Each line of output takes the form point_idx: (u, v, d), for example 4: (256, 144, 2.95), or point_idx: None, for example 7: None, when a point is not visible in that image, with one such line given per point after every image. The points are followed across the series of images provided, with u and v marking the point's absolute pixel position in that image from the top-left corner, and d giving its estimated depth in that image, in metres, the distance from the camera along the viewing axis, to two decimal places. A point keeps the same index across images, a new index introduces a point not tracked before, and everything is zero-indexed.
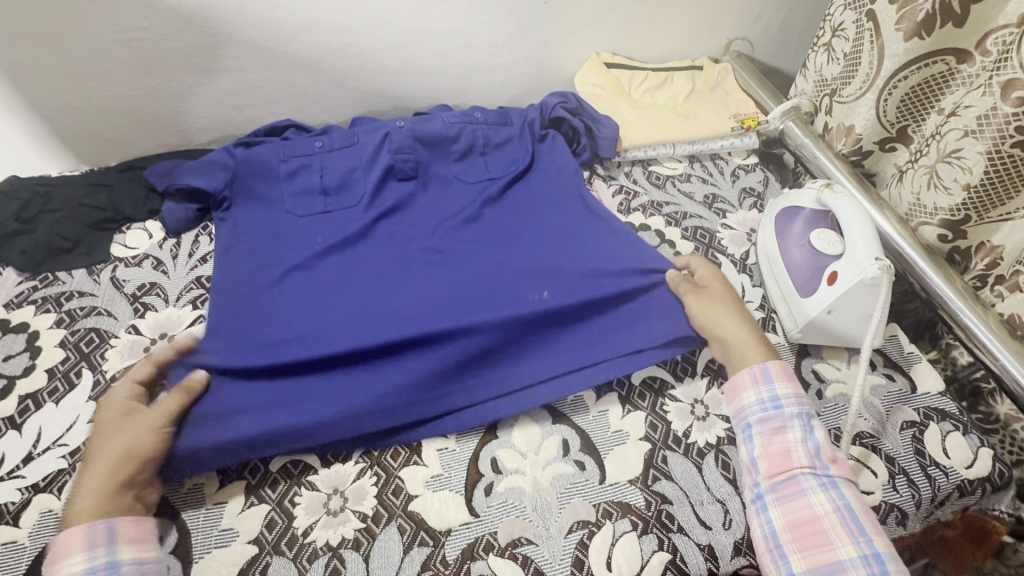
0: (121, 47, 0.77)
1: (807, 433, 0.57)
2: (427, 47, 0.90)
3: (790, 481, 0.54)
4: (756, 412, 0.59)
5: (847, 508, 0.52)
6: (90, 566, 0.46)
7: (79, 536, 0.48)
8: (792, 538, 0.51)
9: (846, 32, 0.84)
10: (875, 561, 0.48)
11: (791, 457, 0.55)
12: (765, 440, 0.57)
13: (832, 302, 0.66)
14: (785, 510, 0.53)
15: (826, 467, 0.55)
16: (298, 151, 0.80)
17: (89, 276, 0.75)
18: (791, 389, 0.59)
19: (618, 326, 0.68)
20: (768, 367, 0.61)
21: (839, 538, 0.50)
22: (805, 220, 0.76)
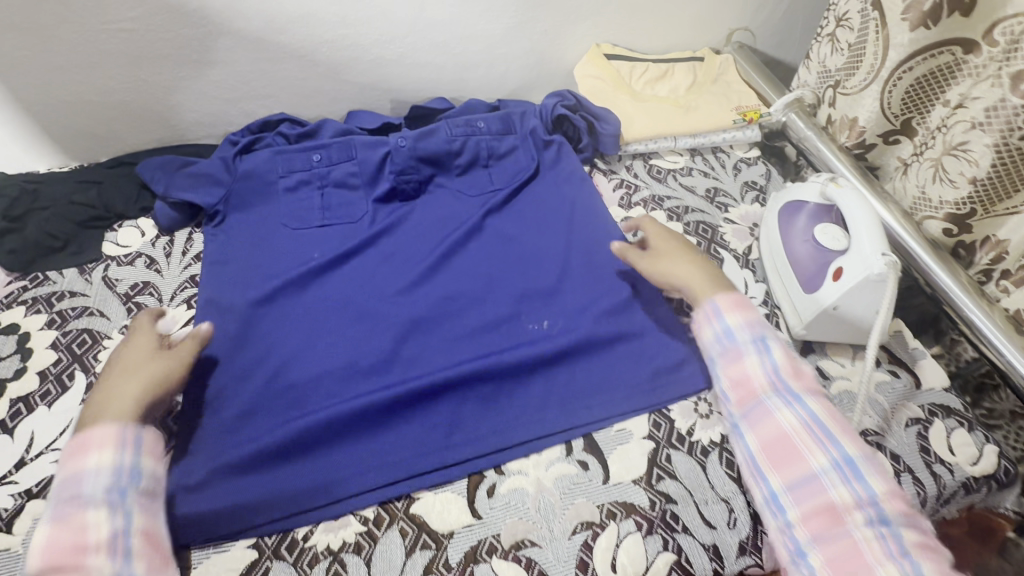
0: (108, 38, 0.75)
1: (764, 354, 0.61)
2: (423, 39, 0.88)
3: (757, 404, 0.59)
4: (717, 347, 0.64)
5: (812, 419, 0.56)
6: (118, 465, 0.50)
7: (111, 435, 0.52)
8: (767, 456, 0.56)
9: (850, 22, 0.82)
10: (844, 464, 0.53)
11: (752, 380, 0.60)
12: (729, 371, 0.62)
13: (838, 298, 0.65)
14: (757, 431, 0.57)
15: (785, 381, 0.59)
16: (296, 164, 0.81)
17: (81, 275, 0.74)
18: (743, 318, 0.64)
19: (628, 356, 0.68)
20: (717, 302, 0.65)
21: (809, 448, 0.54)
22: (808, 215, 0.75)
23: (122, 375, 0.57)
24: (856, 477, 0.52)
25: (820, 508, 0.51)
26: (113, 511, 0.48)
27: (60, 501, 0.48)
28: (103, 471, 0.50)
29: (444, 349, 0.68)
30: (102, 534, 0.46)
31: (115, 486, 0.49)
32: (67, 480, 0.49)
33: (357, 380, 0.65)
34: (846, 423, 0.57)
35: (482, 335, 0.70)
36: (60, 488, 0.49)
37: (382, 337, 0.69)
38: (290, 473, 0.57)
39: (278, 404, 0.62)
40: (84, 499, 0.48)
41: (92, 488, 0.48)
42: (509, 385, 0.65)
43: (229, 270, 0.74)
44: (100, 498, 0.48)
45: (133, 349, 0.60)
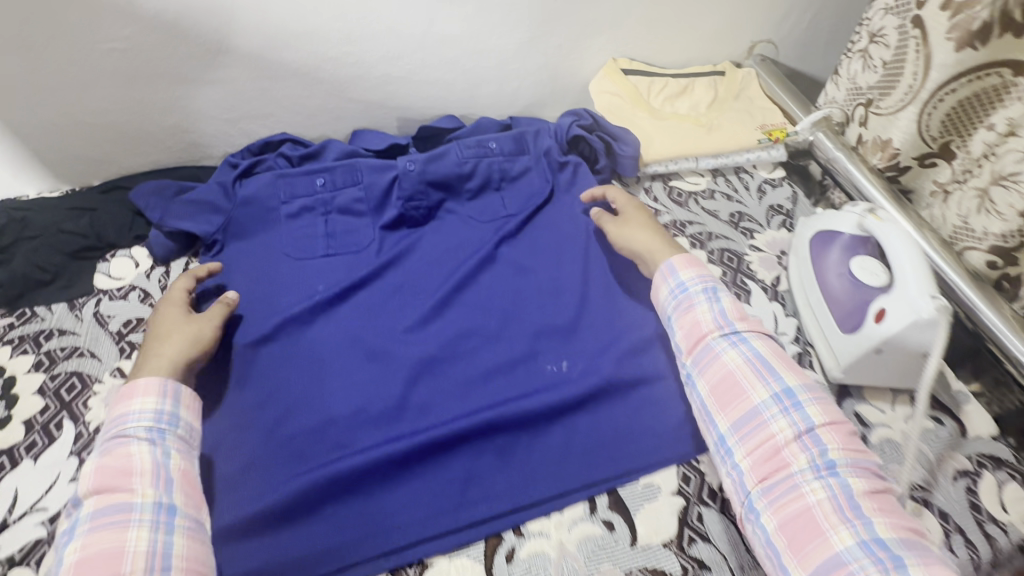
0: (99, 58, 0.71)
1: (714, 302, 0.64)
2: (432, 55, 0.83)
3: (705, 350, 0.62)
4: (671, 300, 0.67)
5: (756, 358, 0.60)
6: (158, 409, 0.55)
7: (152, 385, 0.56)
8: (715, 397, 0.60)
9: (886, 38, 0.76)
10: (782, 397, 0.57)
11: (702, 327, 0.64)
12: (681, 322, 0.65)
13: (882, 341, 0.61)
14: (706, 374, 0.61)
15: (732, 325, 0.63)
16: (298, 189, 0.77)
17: (71, 310, 0.69)
18: (695, 272, 0.67)
19: (654, 401, 0.65)
20: (672, 262, 0.68)
21: (752, 386, 0.58)
22: (842, 247, 0.71)
23: (162, 337, 0.62)
24: (796, 410, 0.56)
25: (761, 442, 0.56)
26: (154, 446, 0.53)
27: (108, 438, 0.54)
28: (145, 412, 0.55)
29: (457, 395, 0.64)
30: (145, 464, 0.51)
31: (155, 426, 0.54)
32: (113, 421, 0.55)
33: (367, 428, 0.61)
34: (790, 360, 0.61)
35: (497, 377, 0.66)
36: (108, 428, 0.54)
37: (389, 383, 0.64)
38: (296, 536, 0.54)
39: (282, 459, 0.59)
40: (128, 435, 0.53)
41: (135, 426, 0.54)
42: (527, 435, 0.61)
43: None
44: (142, 433, 0.53)
45: (170, 312, 0.64)
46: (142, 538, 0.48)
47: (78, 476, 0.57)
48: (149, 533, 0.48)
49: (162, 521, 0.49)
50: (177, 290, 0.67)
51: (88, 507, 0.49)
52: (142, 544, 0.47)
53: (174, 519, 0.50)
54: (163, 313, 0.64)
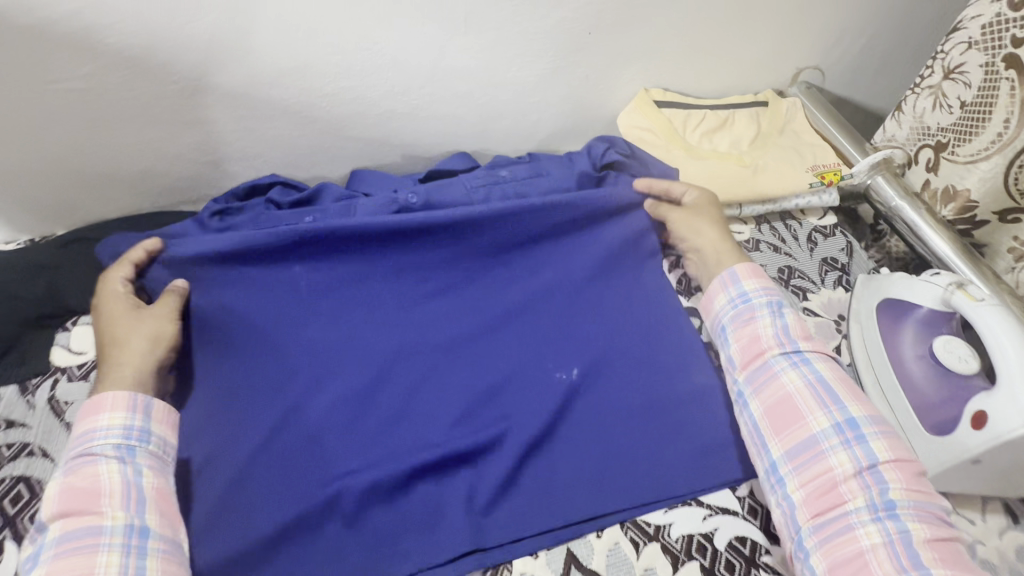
0: (55, 100, 0.60)
1: (777, 318, 0.62)
2: (443, 88, 0.73)
3: (763, 367, 0.60)
4: (729, 310, 0.65)
5: (818, 382, 0.57)
6: (127, 424, 0.51)
7: (121, 397, 0.52)
8: (768, 418, 0.57)
9: (967, 77, 0.66)
10: (846, 428, 0.54)
11: (761, 342, 0.61)
12: (738, 333, 0.63)
13: (983, 451, 0.52)
14: (760, 393, 0.58)
15: (795, 344, 0.60)
16: (285, 219, 0.68)
17: (22, 394, 0.59)
18: (758, 283, 0.65)
19: (676, 448, 0.59)
20: (736, 270, 0.66)
21: (812, 411, 0.56)
22: (920, 323, 0.62)
23: (115, 341, 0.56)
24: (859, 444, 0.53)
25: (818, 471, 0.53)
26: (123, 465, 0.49)
27: (74, 456, 0.50)
28: (113, 428, 0.51)
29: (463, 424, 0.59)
30: (113, 484, 0.48)
31: (124, 443, 0.50)
32: (80, 438, 0.51)
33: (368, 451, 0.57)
34: (854, 390, 0.58)
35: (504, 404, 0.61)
36: (74, 445, 0.51)
37: (369, 430, 0.58)
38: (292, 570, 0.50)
39: (238, 511, 0.53)
40: (95, 454, 0.49)
41: (102, 445, 0.50)
42: (514, 492, 0.55)
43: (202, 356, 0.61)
44: (110, 452, 0.50)
45: (116, 308, 0.58)
46: (111, 565, 0.44)
47: None
48: (120, 558, 0.45)
49: (134, 544, 0.46)
50: (117, 283, 0.60)
51: (53, 532, 0.45)
52: (112, 571, 0.44)
53: (147, 543, 0.46)
54: (108, 314, 0.58)
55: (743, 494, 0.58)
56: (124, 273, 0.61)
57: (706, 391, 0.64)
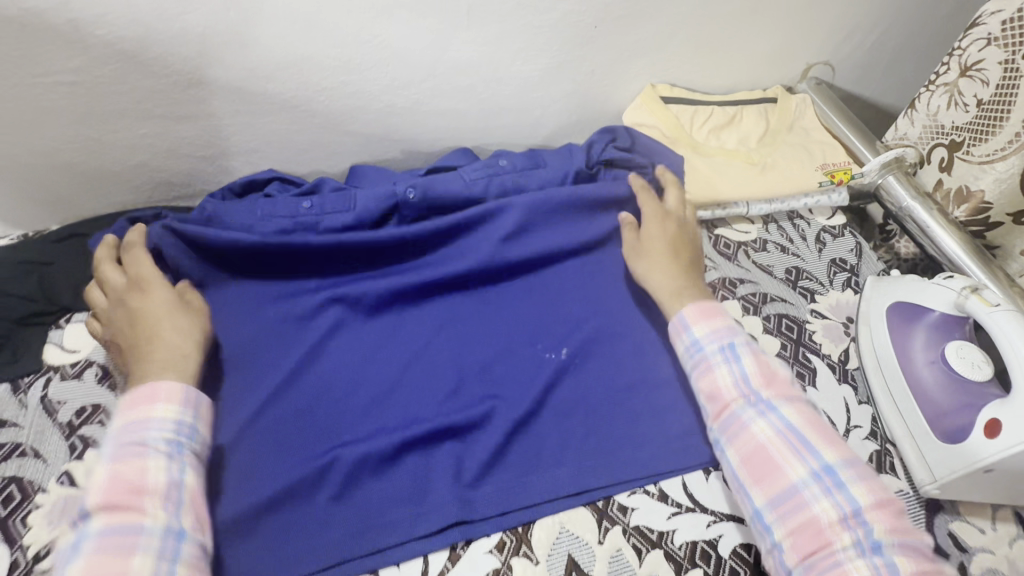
0: (46, 93, 0.59)
1: (734, 364, 0.57)
2: (445, 83, 0.71)
3: (732, 417, 0.55)
4: (687, 358, 0.60)
5: (788, 429, 0.53)
6: (178, 420, 0.50)
7: (179, 390, 0.52)
8: (748, 473, 0.52)
9: (985, 74, 0.65)
10: (823, 474, 0.50)
11: (724, 393, 0.56)
12: (699, 383, 0.58)
13: (995, 460, 0.51)
14: (736, 446, 0.53)
15: (758, 390, 0.55)
16: (281, 209, 0.68)
17: (14, 394, 0.58)
18: (710, 327, 0.60)
19: (662, 429, 0.59)
20: (684, 314, 0.61)
21: (788, 461, 0.51)
22: (932, 328, 0.61)
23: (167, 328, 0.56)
24: (839, 490, 0.49)
25: (804, 521, 0.48)
26: (171, 462, 0.48)
27: (121, 442, 0.48)
28: (166, 422, 0.50)
29: (459, 396, 0.60)
30: (158, 482, 0.46)
31: (175, 438, 0.49)
32: (130, 423, 0.49)
33: (371, 418, 0.58)
34: (829, 430, 0.54)
35: (503, 378, 0.62)
36: (122, 429, 0.49)
37: (361, 404, 0.59)
38: (306, 529, 0.51)
39: (224, 482, 0.53)
40: (145, 445, 0.48)
41: (155, 436, 0.49)
42: (501, 467, 0.56)
43: None
44: (161, 448, 0.48)
45: (155, 295, 0.57)
46: (145, 568, 0.43)
47: None
48: (157, 560, 0.43)
49: (172, 547, 0.44)
50: (145, 267, 0.59)
51: (95, 522, 0.44)
52: None
53: (182, 547, 0.45)
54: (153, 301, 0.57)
55: None
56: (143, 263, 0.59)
57: None
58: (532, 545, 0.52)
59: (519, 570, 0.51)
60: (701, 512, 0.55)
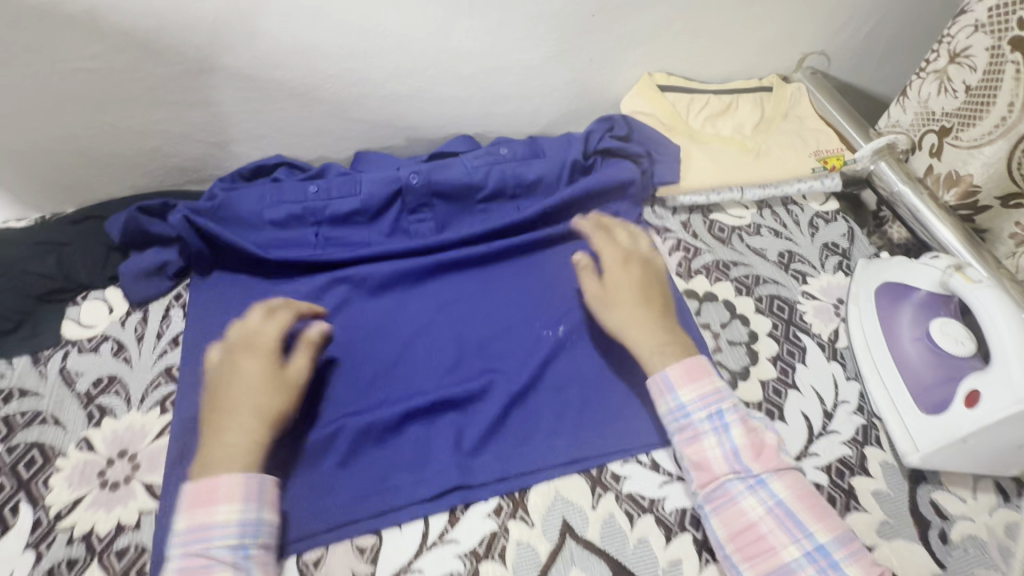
0: (65, 79, 0.61)
1: (722, 435, 0.54)
2: (447, 71, 0.73)
3: (719, 489, 0.53)
4: (671, 423, 0.56)
5: (779, 506, 0.51)
6: (242, 520, 0.47)
7: (237, 486, 0.48)
8: (737, 551, 0.50)
9: (972, 60, 0.66)
10: (817, 555, 0.48)
11: (712, 465, 0.54)
12: (685, 450, 0.55)
13: (972, 431, 0.53)
14: (723, 521, 0.51)
15: (748, 465, 0.53)
16: (288, 194, 0.70)
17: (34, 365, 0.61)
18: (696, 391, 0.56)
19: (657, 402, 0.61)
20: (668, 374, 0.57)
21: (780, 541, 0.49)
22: (917, 306, 0.62)
23: (243, 408, 0.51)
24: (834, 571, 0.47)
25: None
26: (237, 572, 0.45)
27: (189, 549, 0.46)
28: (230, 525, 0.47)
29: (460, 371, 0.63)
30: None
31: (239, 543, 0.46)
32: (194, 531, 0.46)
33: (375, 391, 0.61)
34: (819, 503, 0.52)
35: (502, 355, 0.64)
36: (187, 537, 0.46)
37: (366, 378, 0.61)
38: (317, 491, 0.54)
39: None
40: (211, 557, 0.45)
41: (219, 547, 0.46)
42: (499, 437, 0.58)
43: (205, 325, 0.64)
44: (226, 556, 0.45)
45: (252, 367, 0.53)
46: None
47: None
48: None
49: None
50: (266, 332, 0.56)
51: None
52: None
53: None
54: (248, 372, 0.53)
55: None
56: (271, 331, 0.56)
57: None
58: (528, 509, 0.55)
59: (515, 533, 0.53)
60: None
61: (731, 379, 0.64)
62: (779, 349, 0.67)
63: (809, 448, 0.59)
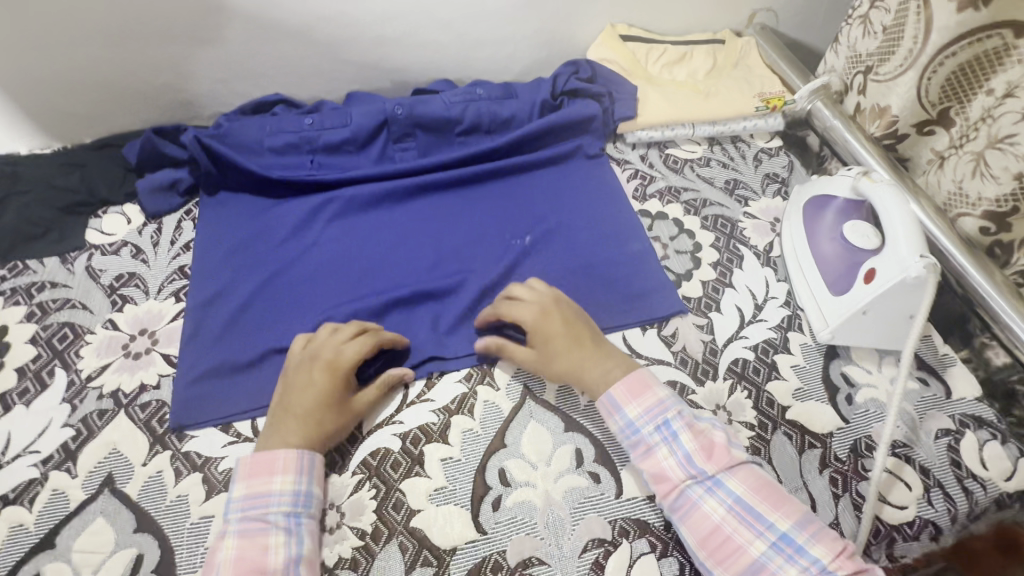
0: (89, 12, 0.70)
1: (673, 443, 0.54)
2: (428, 16, 0.82)
3: (681, 497, 0.53)
4: (625, 440, 0.57)
5: (738, 502, 0.51)
6: (296, 490, 0.51)
7: (292, 459, 0.52)
8: (709, 557, 0.50)
9: (887, 3, 0.75)
10: (783, 544, 0.48)
11: (669, 475, 0.54)
12: (642, 465, 0.55)
13: (869, 301, 0.63)
14: (690, 529, 0.51)
15: (702, 468, 0.53)
16: (286, 125, 0.79)
17: (63, 264, 0.69)
18: (640, 405, 0.57)
19: (610, 297, 0.71)
20: (613, 394, 0.58)
21: (745, 538, 0.49)
22: (836, 212, 0.71)
23: (306, 412, 0.55)
24: (802, 555, 0.48)
25: None
26: (290, 536, 0.49)
27: (246, 513, 0.49)
28: (285, 493, 0.50)
29: (438, 271, 0.72)
30: (278, 559, 0.47)
31: (293, 510, 0.50)
32: (253, 498, 0.50)
33: (364, 286, 0.70)
34: (778, 489, 0.52)
35: (475, 260, 0.73)
36: (245, 503, 0.50)
37: (355, 278, 0.70)
38: None
39: (245, 329, 0.65)
40: (268, 521, 0.49)
41: (276, 512, 0.49)
42: (471, 322, 0.67)
43: (212, 235, 0.72)
44: (281, 520, 0.49)
45: (319, 379, 0.56)
46: None
47: (71, 422, 0.57)
48: None
49: None
50: (346, 346, 0.59)
51: None
52: None
53: None
54: (317, 383, 0.56)
55: (676, 349, 0.67)
56: (353, 349, 0.59)
57: (650, 274, 0.73)
58: (494, 377, 0.64)
59: (483, 394, 0.63)
60: (635, 356, 0.67)
61: (676, 280, 0.74)
62: (720, 257, 0.76)
63: (739, 332, 0.69)
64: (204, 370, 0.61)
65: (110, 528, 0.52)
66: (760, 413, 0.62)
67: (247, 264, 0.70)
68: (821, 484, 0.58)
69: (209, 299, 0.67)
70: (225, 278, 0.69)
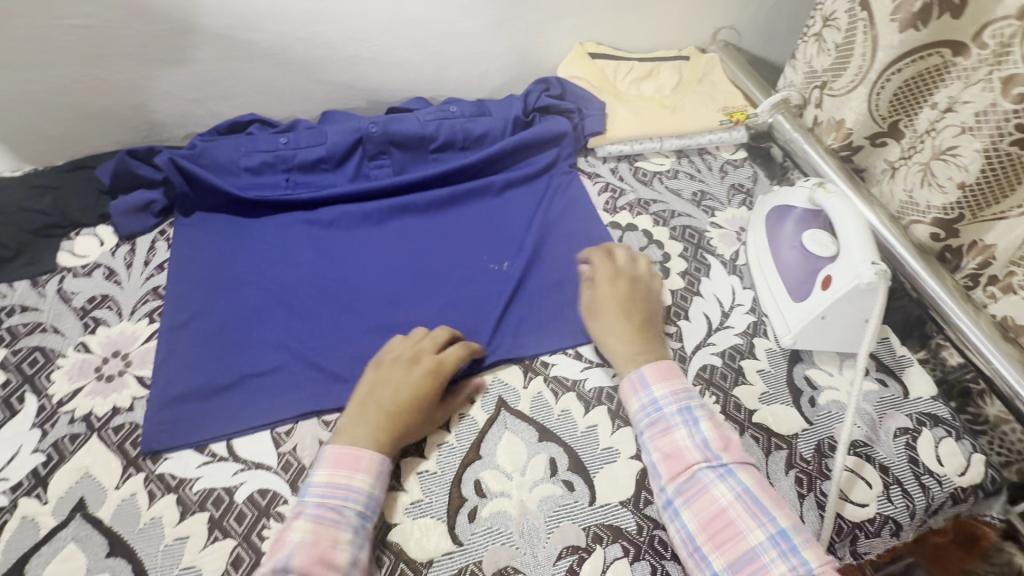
0: (63, 35, 0.70)
1: (693, 427, 0.57)
2: (402, 36, 0.84)
3: (691, 479, 0.55)
4: (644, 418, 0.59)
5: (746, 492, 0.53)
6: (370, 492, 0.53)
7: (369, 459, 0.54)
8: (708, 540, 0.52)
9: (837, 22, 0.79)
10: (783, 540, 0.50)
11: (685, 454, 0.56)
12: (656, 443, 0.58)
13: (826, 307, 0.66)
14: (694, 512, 0.53)
15: (718, 455, 0.55)
16: (261, 145, 0.79)
17: (34, 287, 0.69)
18: (669, 387, 0.60)
19: None
20: (644, 372, 0.61)
21: (747, 525, 0.51)
22: (796, 220, 0.75)
23: (399, 410, 0.57)
24: (796, 554, 0.49)
25: None
26: (356, 537, 0.50)
27: (325, 501, 0.51)
28: (362, 493, 0.52)
29: (413, 287, 0.73)
30: (343, 558, 0.48)
31: (364, 512, 0.51)
32: (332, 488, 0.52)
33: (341, 304, 0.70)
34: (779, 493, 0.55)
35: (451, 275, 0.75)
36: (325, 491, 0.51)
37: (331, 295, 0.71)
38: (292, 378, 0.64)
39: (221, 349, 0.65)
40: (342, 516, 0.50)
41: (351, 508, 0.51)
42: None
43: (187, 257, 0.73)
44: (353, 518, 0.51)
45: (416, 379, 0.59)
46: None
47: (42, 447, 0.57)
48: None
49: None
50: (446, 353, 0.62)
51: None
52: None
53: None
54: (415, 383, 0.58)
55: None
56: (454, 359, 0.62)
57: None
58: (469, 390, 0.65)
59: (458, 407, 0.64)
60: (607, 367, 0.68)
61: None
62: (687, 266, 0.78)
63: (707, 338, 0.71)
64: (177, 392, 0.61)
65: (82, 553, 0.51)
66: (727, 417, 0.64)
67: (221, 285, 0.70)
68: (787, 485, 0.60)
69: (183, 321, 0.67)
70: (200, 298, 0.69)
